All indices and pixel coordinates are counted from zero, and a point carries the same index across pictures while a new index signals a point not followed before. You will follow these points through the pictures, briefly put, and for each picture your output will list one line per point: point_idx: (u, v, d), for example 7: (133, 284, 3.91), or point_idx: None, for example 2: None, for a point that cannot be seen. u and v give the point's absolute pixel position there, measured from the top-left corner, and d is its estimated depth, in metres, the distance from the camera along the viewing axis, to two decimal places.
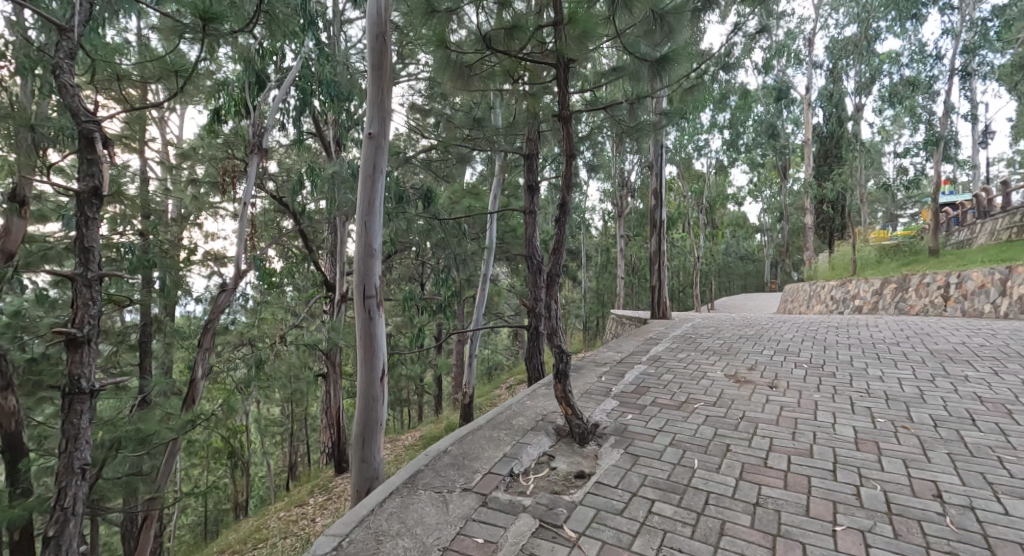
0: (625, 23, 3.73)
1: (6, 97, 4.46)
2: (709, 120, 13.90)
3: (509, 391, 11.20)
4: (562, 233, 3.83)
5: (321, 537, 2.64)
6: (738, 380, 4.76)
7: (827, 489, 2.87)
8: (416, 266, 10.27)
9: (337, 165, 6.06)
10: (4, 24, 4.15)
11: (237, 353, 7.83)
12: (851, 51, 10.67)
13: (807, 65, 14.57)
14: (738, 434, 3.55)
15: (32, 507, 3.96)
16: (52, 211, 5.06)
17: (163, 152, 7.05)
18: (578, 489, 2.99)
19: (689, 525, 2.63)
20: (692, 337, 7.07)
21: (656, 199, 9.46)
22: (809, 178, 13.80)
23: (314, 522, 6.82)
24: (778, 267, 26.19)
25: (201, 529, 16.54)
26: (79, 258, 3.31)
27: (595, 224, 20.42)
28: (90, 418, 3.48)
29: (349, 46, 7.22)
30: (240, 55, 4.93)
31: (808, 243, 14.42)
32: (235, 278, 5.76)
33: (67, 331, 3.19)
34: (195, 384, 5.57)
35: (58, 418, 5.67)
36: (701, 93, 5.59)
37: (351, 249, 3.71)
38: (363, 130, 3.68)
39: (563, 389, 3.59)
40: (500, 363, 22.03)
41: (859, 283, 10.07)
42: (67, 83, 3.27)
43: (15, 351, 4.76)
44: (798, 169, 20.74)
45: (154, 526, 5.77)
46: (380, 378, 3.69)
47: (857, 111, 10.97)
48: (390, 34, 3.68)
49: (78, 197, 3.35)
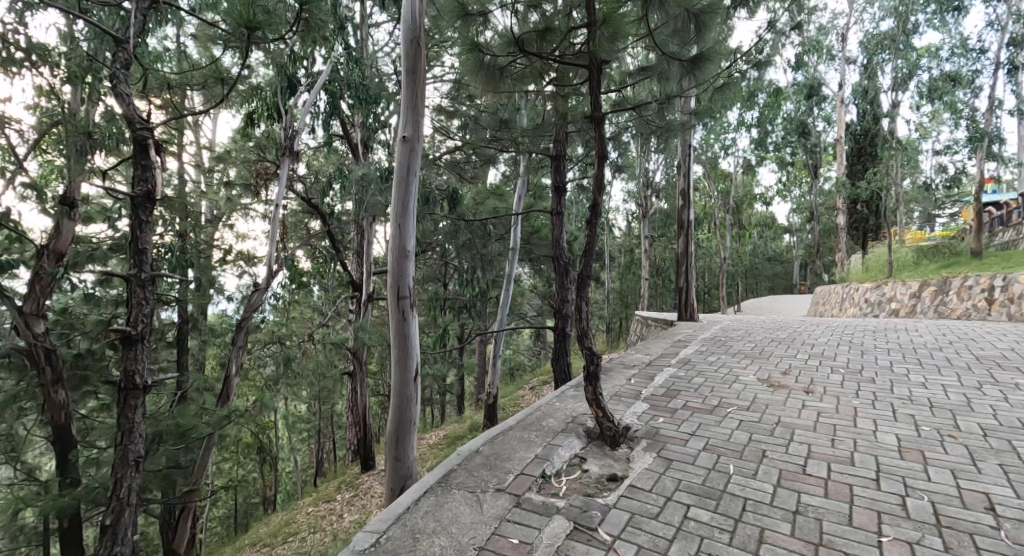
0: (657, 21, 3.67)
1: (58, 106, 4.67)
2: (736, 119, 13.65)
3: (533, 392, 11.18)
4: (593, 233, 3.80)
5: (360, 533, 2.69)
6: (772, 384, 4.66)
7: (871, 499, 2.79)
8: (439, 267, 10.34)
9: (366, 168, 6.17)
10: (58, 36, 4.38)
11: (267, 352, 8.02)
12: (887, 46, 10.31)
13: (840, 60, 14.13)
14: (774, 440, 3.49)
15: (80, 498, 4.30)
16: (97, 213, 5.26)
17: (197, 155, 7.25)
18: (611, 492, 2.98)
19: (727, 531, 2.60)
20: (722, 340, 6.94)
21: (683, 199, 9.33)
22: (842, 176, 13.37)
23: (342, 518, 6.97)
24: (808, 268, 25.52)
25: (231, 521, 17.00)
26: (133, 260, 3.47)
27: (618, 224, 20.27)
28: (144, 414, 3.62)
29: (377, 49, 7.31)
30: (273, 61, 5.07)
31: (841, 243, 14.03)
32: (267, 278, 5.96)
33: (122, 329, 3.34)
34: (229, 382, 5.83)
35: (101, 412, 5.90)
36: (732, 92, 5.47)
37: (386, 248, 3.76)
38: (397, 134, 3.74)
39: (593, 391, 3.58)
40: (522, 363, 21.96)
41: (896, 285, 9.76)
42: (123, 92, 3.42)
43: (63, 347, 5.16)
44: (831, 168, 20.12)
45: (190, 518, 6.08)
46: (415, 378, 3.74)
47: (893, 108, 10.64)
48: (424, 38, 3.73)
49: (133, 200, 3.48)
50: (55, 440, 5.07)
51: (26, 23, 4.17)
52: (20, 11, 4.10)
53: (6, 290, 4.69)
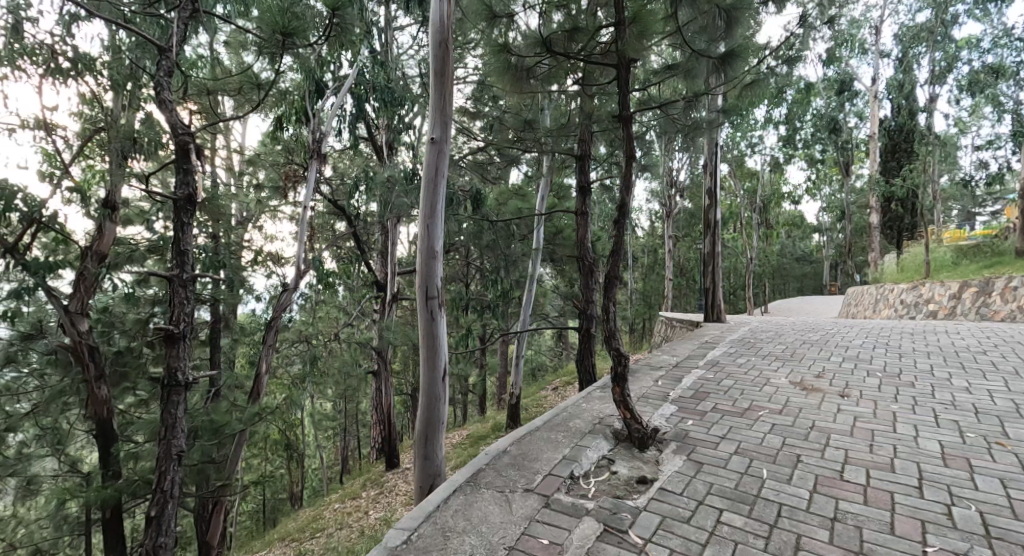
0: (686, 18, 3.67)
1: (101, 113, 4.85)
2: (764, 116, 13.35)
3: (556, 393, 11.12)
4: (621, 234, 3.77)
5: (392, 530, 2.72)
6: (805, 387, 4.56)
7: (914, 507, 2.71)
8: (463, 268, 10.38)
9: (391, 169, 6.25)
10: (104, 46, 4.57)
11: (294, 350, 8.18)
12: (925, 38, 9.96)
13: (873, 54, 13.70)
14: (809, 444, 3.41)
15: (122, 489, 4.48)
16: (136, 215, 5.45)
17: (228, 159, 7.44)
18: (642, 494, 2.96)
19: (762, 536, 2.55)
20: (752, 342, 6.78)
21: (710, 199, 9.19)
22: (876, 173, 12.93)
23: (368, 515, 7.06)
24: (838, 269, 24.84)
25: (259, 516, 17.36)
26: (175, 260, 3.59)
27: (641, 224, 20.06)
28: (185, 410, 3.74)
29: (402, 52, 7.39)
30: (302, 66, 5.19)
31: (874, 242, 13.57)
32: (295, 279, 6.09)
33: (166, 327, 3.46)
34: (260, 379, 5.97)
35: (139, 407, 6.10)
36: (761, 89, 5.35)
37: (414, 249, 3.80)
38: (426, 135, 3.77)
39: (621, 393, 3.55)
40: (544, 364, 21.90)
41: (934, 286, 9.44)
42: (166, 99, 3.55)
43: (104, 345, 5.36)
44: (863, 166, 19.53)
45: (222, 512, 6.23)
46: (443, 377, 3.77)
47: (930, 102, 10.28)
48: (452, 39, 3.75)
49: (176, 203, 3.59)
50: (98, 433, 5.26)
51: (72, 34, 4.35)
52: (67, 22, 4.28)
53: (52, 291, 4.89)
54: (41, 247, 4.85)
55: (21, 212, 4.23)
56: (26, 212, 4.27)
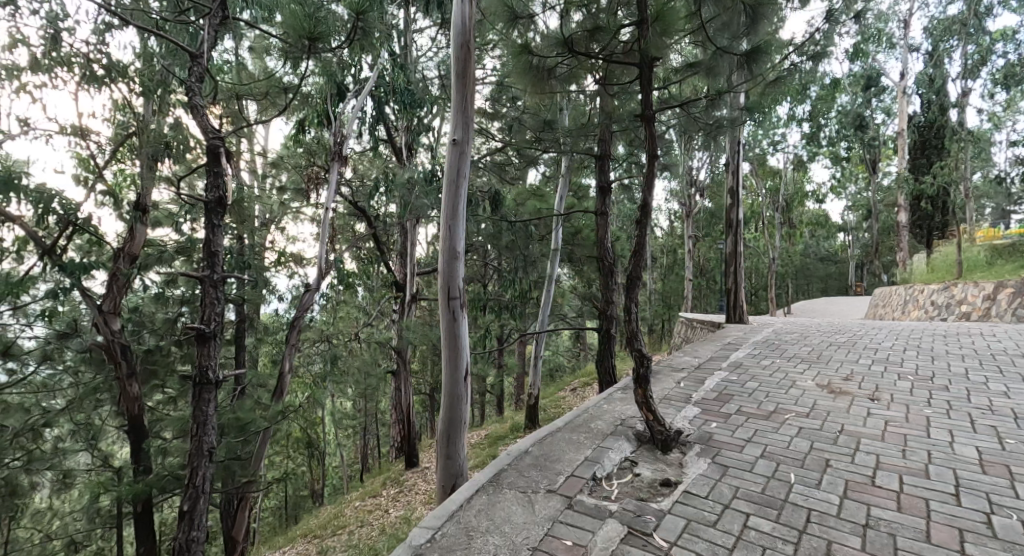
0: (709, 13, 3.64)
1: (132, 118, 4.99)
2: (786, 114, 13.11)
3: (575, 394, 11.07)
4: (643, 235, 3.72)
5: (416, 529, 2.73)
6: (833, 390, 4.45)
7: (950, 516, 2.63)
8: (481, 268, 10.38)
9: (411, 171, 6.29)
10: (136, 53, 4.71)
11: (315, 350, 8.30)
12: (957, 31, 9.65)
13: (902, 49, 13.34)
14: (839, 449, 3.33)
15: (153, 484, 4.60)
16: (165, 218, 5.59)
17: (252, 161, 7.59)
18: (666, 497, 2.93)
19: (791, 542, 2.50)
20: (776, 343, 6.65)
21: (732, 198, 9.06)
22: (905, 170, 12.57)
23: (388, 513, 7.12)
24: (865, 269, 24.24)
25: (282, 512, 17.67)
26: (206, 261, 3.68)
27: (660, 224, 19.86)
28: (215, 407, 3.83)
29: (421, 54, 7.45)
30: (324, 70, 5.27)
31: (903, 242, 13.20)
32: (317, 279, 6.18)
33: (197, 327, 3.54)
34: (283, 378, 6.06)
35: (167, 404, 6.25)
36: (786, 86, 5.24)
37: (436, 250, 3.82)
38: (447, 137, 3.79)
39: (644, 394, 3.51)
40: (562, 365, 21.87)
41: (967, 286, 9.16)
42: (197, 104, 3.63)
43: (135, 343, 5.51)
44: (891, 163, 19.03)
45: (247, 508, 6.34)
46: (465, 377, 3.79)
47: (962, 96, 9.96)
48: (474, 40, 3.77)
49: (207, 206, 3.67)
50: (130, 430, 5.41)
51: (106, 42, 4.49)
52: (101, 31, 4.42)
53: (87, 291, 5.05)
54: (77, 249, 5.02)
55: (59, 215, 4.39)
56: (62, 214, 4.42)
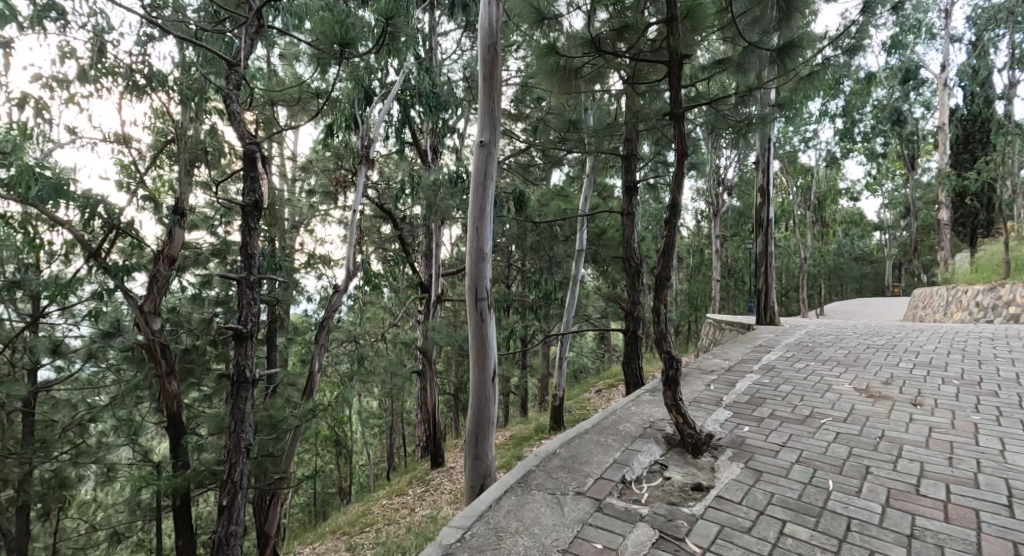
0: (738, 7, 3.61)
1: (170, 125, 5.15)
2: (819, 110, 12.76)
3: (600, 396, 10.98)
4: (672, 235, 3.67)
5: (446, 528, 2.75)
6: (872, 395, 4.30)
7: (1001, 527, 2.51)
8: (506, 269, 10.40)
9: (437, 172, 6.34)
10: (176, 63, 4.88)
11: (343, 350, 8.43)
12: (1003, 19, 9.23)
13: (942, 40, 12.83)
14: (879, 455, 3.22)
15: (190, 478, 4.74)
16: (201, 220, 5.76)
17: (282, 165, 7.76)
18: (698, 502, 2.87)
19: (830, 551, 2.43)
20: (810, 346, 6.46)
21: (762, 196, 8.85)
22: (946, 166, 12.09)
23: (415, 511, 7.19)
24: (903, 269, 23.42)
25: (311, 509, 18.04)
26: (243, 263, 3.78)
27: (686, 224, 19.56)
28: (252, 405, 3.92)
29: (446, 56, 7.50)
30: (352, 75, 5.37)
31: (945, 241, 12.67)
32: (345, 280, 6.29)
33: (234, 327, 3.63)
34: (313, 377, 6.18)
35: (203, 401, 6.44)
36: (819, 82, 5.10)
37: (464, 250, 3.84)
38: (475, 138, 3.80)
39: (674, 397, 3.45)
40: (587, 366, 21.76)
41: (1015, 287, 8.77)
42: (235, 110, 3.74)
43: (173, 342, 5.70)
44: (931, 159, 18.33)
45: (278, 503, 6.48)
46: (492, 378, 3.79)
47: (1009, 88, 9.52)
48: (500, 42, 3.77)
49: (243, 210, 3.77)
50: (169, 426, 5.60)
51: (148, 53, 4.65)
52: (143, 42, 4.58)
53: (130, 292, 5.24)
54: (120, 251, 5.22)
55: (104, 219, 4.57)
56: (107, 218, 4.60)
